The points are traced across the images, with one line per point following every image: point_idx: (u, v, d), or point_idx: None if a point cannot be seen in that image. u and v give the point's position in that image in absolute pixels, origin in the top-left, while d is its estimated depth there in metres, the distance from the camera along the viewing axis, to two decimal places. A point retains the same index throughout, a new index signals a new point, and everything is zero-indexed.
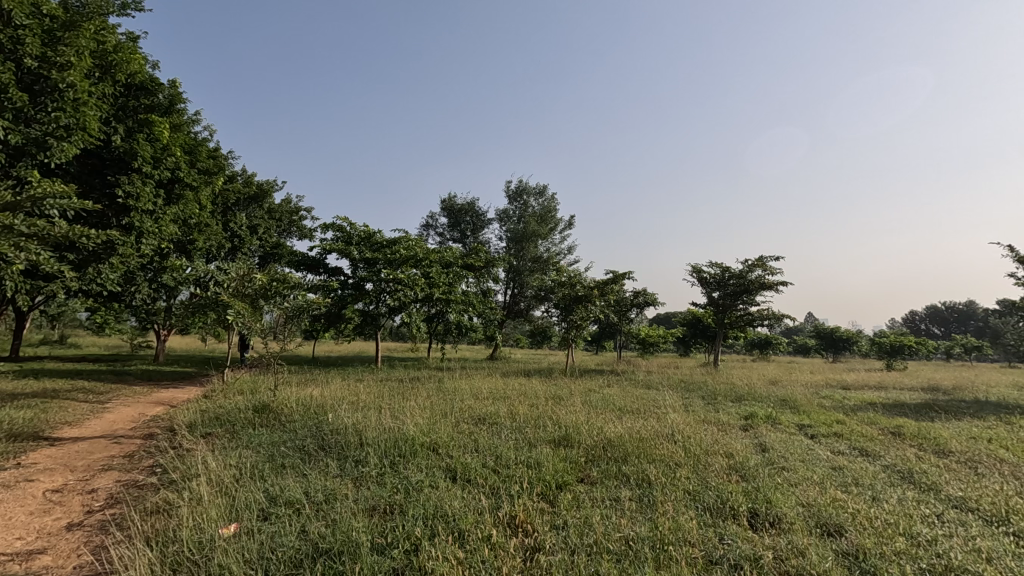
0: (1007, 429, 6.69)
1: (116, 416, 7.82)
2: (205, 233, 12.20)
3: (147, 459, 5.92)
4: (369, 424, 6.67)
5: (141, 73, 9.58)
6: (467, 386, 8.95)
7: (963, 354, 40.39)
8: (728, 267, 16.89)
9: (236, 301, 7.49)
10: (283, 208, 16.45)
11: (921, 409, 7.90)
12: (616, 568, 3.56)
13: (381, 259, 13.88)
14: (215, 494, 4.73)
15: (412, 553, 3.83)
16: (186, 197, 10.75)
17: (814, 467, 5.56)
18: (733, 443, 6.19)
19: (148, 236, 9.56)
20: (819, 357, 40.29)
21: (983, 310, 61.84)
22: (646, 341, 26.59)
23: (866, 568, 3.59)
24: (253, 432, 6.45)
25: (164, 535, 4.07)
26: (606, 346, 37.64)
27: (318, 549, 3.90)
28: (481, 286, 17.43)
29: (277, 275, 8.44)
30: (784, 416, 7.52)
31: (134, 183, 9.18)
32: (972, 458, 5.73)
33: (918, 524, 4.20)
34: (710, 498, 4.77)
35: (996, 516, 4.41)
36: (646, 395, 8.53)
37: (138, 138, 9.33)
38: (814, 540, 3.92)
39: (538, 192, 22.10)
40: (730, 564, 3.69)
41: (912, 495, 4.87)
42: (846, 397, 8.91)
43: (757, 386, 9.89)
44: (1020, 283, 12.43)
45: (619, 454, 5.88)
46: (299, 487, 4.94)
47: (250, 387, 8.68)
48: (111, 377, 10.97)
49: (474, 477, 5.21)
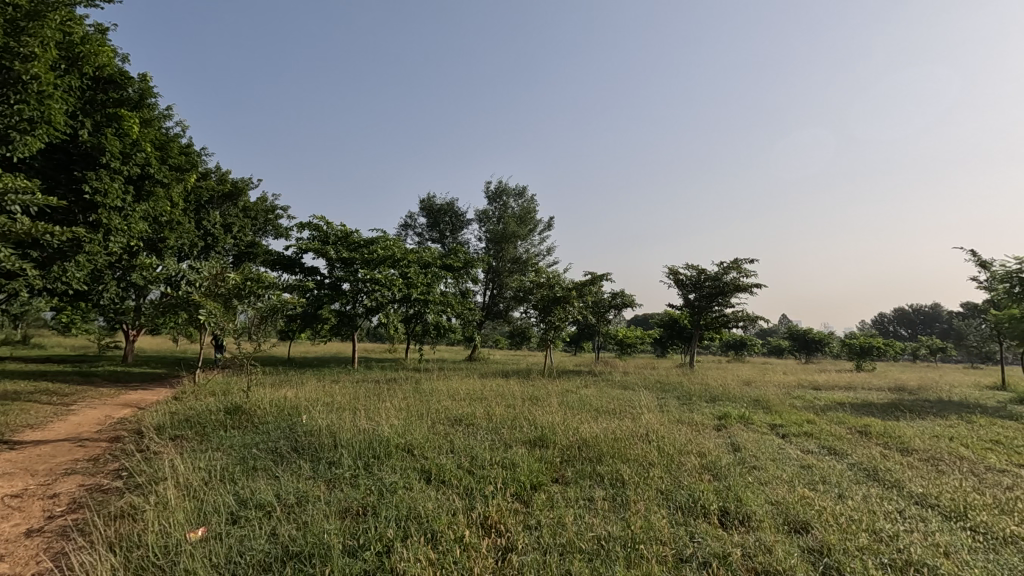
0: (968, 428, 6.90)
1: (81, 418, 7.61)
2: (177, 231, 11.91)
3: (112, 463, 5.77)
4: (344, 425, 6.60)
5: (109, 66, 9.33)
6: (444, 387, 8.95)
7: (928, 355, 41.94)
8: (704, 269, 17.12)
9: (208, 301, 7.30)
10: (259, 207, 16.24)
11: (887, 408, 8.12)
12: (588, 568, 3.58)
13: (358, 259, 13.79)
14: (182, 498, 4.63)
15: (384, 555, 3.80)
16: (156, 194, 10.48)
17: (783, 466, 5.67)
18: (706, 443, 6.28)
19: (116, 234, 9.27)
20: (791, 357, 41.44)
21: (948, 312, 64.34)
22: (622, 341, 27.12)
23: (830, 563, 3.68)
24: (224, 434, 6.32)
25: (128, 540, 3.96)
26: (585, 346, 38.05)
27: (288, 553, 3.84)
28: (460, 287, 17.40)
29: (252, 275, 8.28)
30: (757, 416, 7.66)
31: (101, 179, 8.91)
32: (934, 456, 5.91)
33: (881, 521, 4.32)
34: (682, 497, 4.83)
35: (954, 511, 4.57)
36: (622, 395, 8.66)
37: (106, 133, 9.07)
38: (781, 538, 4.00)
39: (517, 192, 22.23)
40: (699, 563, 3.74)
41: (877, 492, 5.01)
42: (817, 397, 9.12)
43: (730, 386, 10.06)
44: (983, 286, 12.87)
45: (594, 455, 5.92)
46: (270, 490, 4.85)
47: (222, 388, 8.50)
48: (77, 379, 10.63)
49: (448, 479, 5.20)
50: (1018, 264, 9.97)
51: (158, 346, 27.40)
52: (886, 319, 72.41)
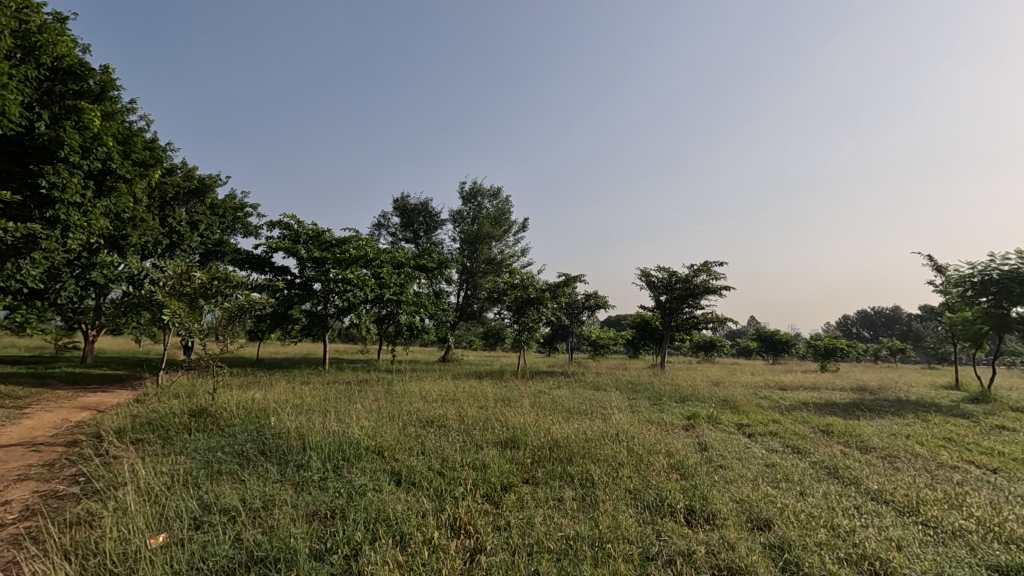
0: (923, 426, 7.18)
1: (36, 421, 7.33)
2: (140, 228, 11.58)
3: (69, 468, 5.57)
4: (313, 428, 6.50)
5: (70, 57, 8.99)
6: (416, 388, 8.91)
7: (889, 356, 43.77)
8: (675, 271, 17.42)
9: (171, 301, 7.11)
10: (227, 205, 15.94)
11: (849, 408, 8.38)
12: (556, 567, 3.61)
13: (330, 259, 13.59)
14: (142, 503, 4.49)
15: (351, 558, 3.77)
16: (119, 189, 10.13)
17: (749, 465, 5.81)
18: (674, 443, 6.40)
19: (75, 230, 8.95)
20: (760, 358, 42.77)
21: (908, 314, 67.30)
22: (595, 342, 27.56)
23: (789, 559, 3.78)
24: (189, 437, 6.16)
25: (84, 547, 3.83)
26: (559, 347, 38.34)
27: (253, 558, 3.77)
28: (434, 287, 17.30)
29: (219, 273, 8.10)
30: (725, 416, 7.82)
31: (59, 173, 8.58)
32: (891, 453, 6.15)
33: (839, 517, 4.47)
34: (650, 496, 4.92)
35: (907, 506, 4.76)
36: (593, 396, 8.76)
37: (65, 125, 8.76)
38: (744, 534, 4.12)
39: (492, 193, 22.26)
40: (664, 560, 3.82)
41: (836, 489, 5.19)
42: (782, 397, 9.37)
43: (699, 387, 10.28)
44: (939, 289, 13.45)
45: (565, 455, 5.98)
46: (235, 494, 4.75)
47: (186, 391, 8.29)
48: (33, 380, 10.22)
49: (419, 480, 5.18)
50: (970, 269, 10.47)
51: (119, 347, 26.64)
52: (848, 321, 75.15)
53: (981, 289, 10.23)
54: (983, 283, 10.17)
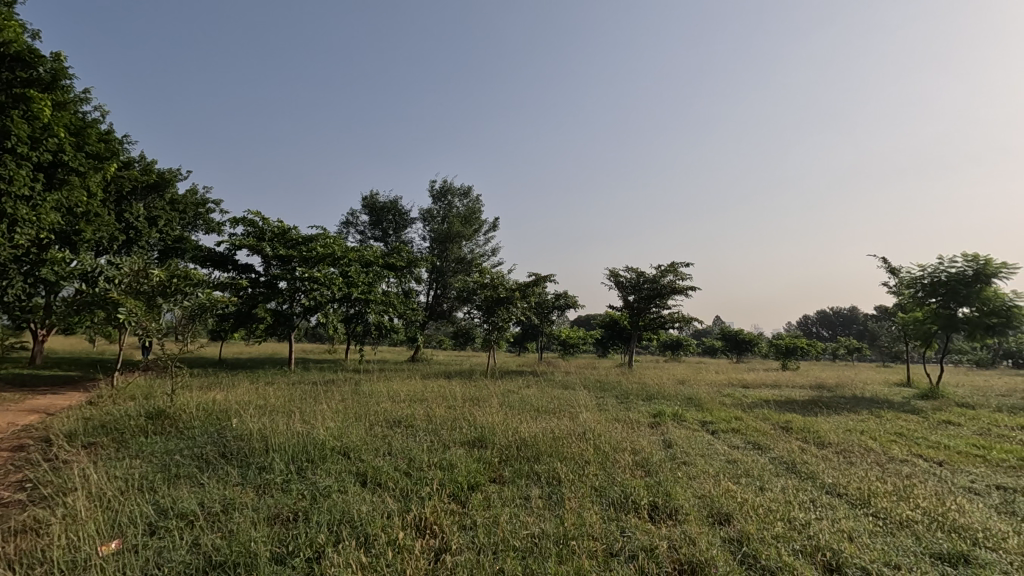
0: (876, 422, 7.49)
1: None
2: (95, 224, 11.19)
3: (15, 474, 5.32)
4: (277, 429, 6.38)
5: (17, 42, 8.58)
6: (384, 389, 8.81)
7: (845, 355, 45.56)
8: (643, 272, 17.71)
9: (127, 300, 6.89)
10: (188, 200, 15.48)
11: (808, 405, 8.66)
12: (520, 566, 3.64)
13: (296, 257, 13.28)
14: (93, 509, 4.32)
15: (314, 561, 3.72)
16: (71, 182, 9.79)
17: (711, 461, 5.97)
18: (640, 441, 6.51)
19: (23, 225, 8.54)
20: (726, 357, 43.95)
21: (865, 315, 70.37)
22: (566, 342, 27.77)
23: (747, 551, 3.91)
24: (146, 440, 5.97)
25: (29, 556, 3.67)
26: (529, 347, 38.52)
27: (212, 563, 3.68)
28: (402, 286, 17.16)
29: (179, 271, 7.87)
30: (689, 414, 7.99)
31: (5, 164, 8.17)
32: (846, 448, 6.40)
33: (795, 510, 4.63)
34: (615, 493, 4.99)
35: (859, 499, 4.97)
36: (560, 395, 8.81)
37: (12, 114, 8.35)
38: (704, 529, 4.22)
39: (462, 192, 22.26)
40: (626, 555, 3.90)
41: (793, 483, 5.37)
42: (744, 395, 9.60)
43: (664, 386, 10.41)
44: (893, 290, 14.08)
45: (532, 454, 6.02)
46: (193, 498, 4.62)
47: (144, 392, 8.00)
48: None
49: (384, 481, 5.13)
50: (922, 272, 11.00)
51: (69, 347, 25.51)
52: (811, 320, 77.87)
53: (930, 291, 10.77)
54: (933, 285, 10.73)
